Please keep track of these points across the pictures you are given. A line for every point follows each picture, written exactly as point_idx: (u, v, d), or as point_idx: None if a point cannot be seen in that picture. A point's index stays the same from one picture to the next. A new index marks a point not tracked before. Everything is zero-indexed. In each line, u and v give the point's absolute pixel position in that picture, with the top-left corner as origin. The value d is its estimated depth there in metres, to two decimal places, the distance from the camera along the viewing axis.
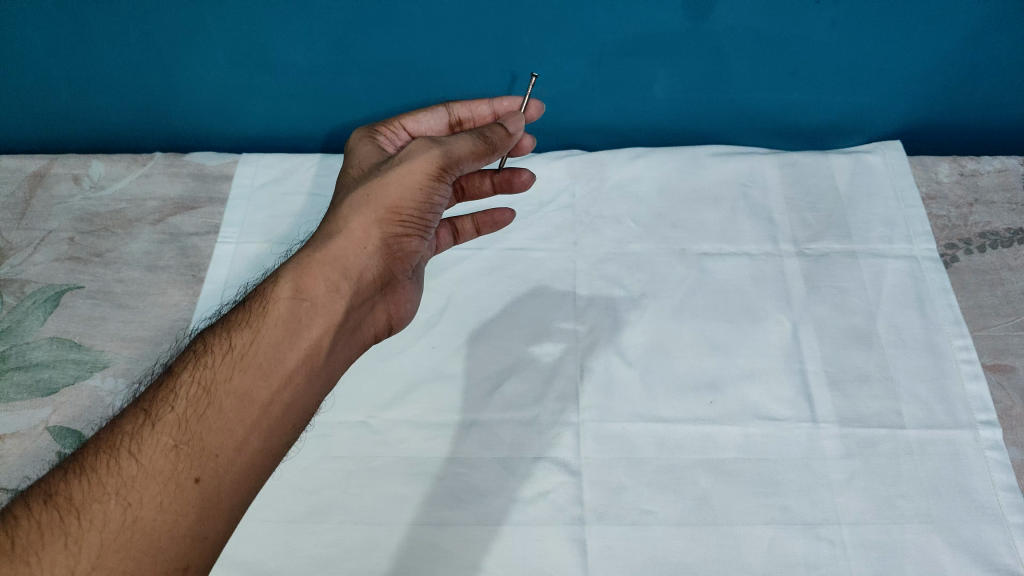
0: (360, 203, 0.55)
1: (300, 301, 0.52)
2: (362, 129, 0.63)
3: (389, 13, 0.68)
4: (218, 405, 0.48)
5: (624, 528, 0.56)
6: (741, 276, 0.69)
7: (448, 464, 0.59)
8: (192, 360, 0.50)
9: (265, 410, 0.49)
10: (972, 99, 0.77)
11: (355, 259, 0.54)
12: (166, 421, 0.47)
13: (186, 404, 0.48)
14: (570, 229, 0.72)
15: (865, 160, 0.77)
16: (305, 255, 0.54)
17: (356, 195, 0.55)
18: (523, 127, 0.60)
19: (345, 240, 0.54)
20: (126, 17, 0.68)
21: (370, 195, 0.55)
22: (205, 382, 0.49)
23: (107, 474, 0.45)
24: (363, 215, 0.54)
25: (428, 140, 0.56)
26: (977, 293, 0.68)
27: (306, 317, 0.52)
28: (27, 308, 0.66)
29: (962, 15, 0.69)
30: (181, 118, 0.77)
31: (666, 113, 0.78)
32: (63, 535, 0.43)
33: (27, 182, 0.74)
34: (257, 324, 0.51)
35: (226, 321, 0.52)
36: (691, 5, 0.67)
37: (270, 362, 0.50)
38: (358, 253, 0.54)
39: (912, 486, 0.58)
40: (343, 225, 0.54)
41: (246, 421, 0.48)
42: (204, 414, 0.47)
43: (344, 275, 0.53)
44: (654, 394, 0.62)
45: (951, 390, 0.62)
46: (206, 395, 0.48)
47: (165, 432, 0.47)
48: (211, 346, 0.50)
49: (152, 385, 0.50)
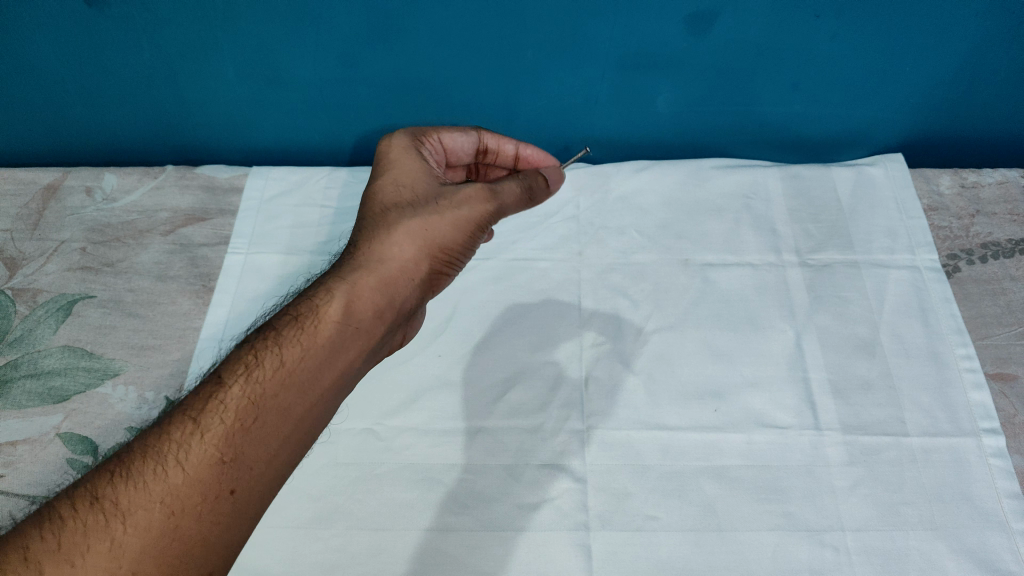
0: (413, 233, 0.56)
1: (347, 325, 0.52)
2: (405, 135, 0.63)
3: (396, 29, 0.69)
4: (263, 422, 0.48)
5: (629, 534, 0.56)
6: (744, 286, 0.70)
7: (453, 471, 0.59)
8: (238, 369, 0.49)
9: (302, 428, 0.49)
10: (972, 112, 0.78)
11: (401, 286, 0.55)
12: (214, 431, 0.46)
13: (233, 414, 0.47)
14: (575, 240, 0.73)
15: (866, 173, 0.78)
16: (356, 276, 0.54)
17: (411, 224, 0.56)
18: (559, 181, 0.67)
19: (396, 268, 0.55)
20: (140, 34, 0.69)
21: (424, 228, 0.56)
22: (253, 395, 0.48)
23: (153, 480, 0.44)
24: (413, 244, 0.56)
25: (484, 187, 0.59)
26: (979, 303, 0.69)
27: (349, 342, 0.52)
28: (39, 317, 0.67)
29: (963, 29, 0.70)
30: (192, 132, 0.79)
31: (670, 126, 0.79)
32: (107, 539, 0.42)
33: (41, 194, 0.76)
34: (307, 341, 0.50)
35: (273, 331, 0.51)
36: (692, 21, 0.69)
37: (313, 382, 0.50)
38: (404, 281, 0.55)
39: (915, 494, 0.58)
40: (394, 252, 0.55)
41: (284, 437, 0.48)
42: (250, 429, 0.47)
43: (390, 305, 0.55)
44: (658, 402, 0.63)
45: (955, 399, 0.63)
46: (253, 409, 0.48)
47: (213, 442, 0.46)
48: (261, 359, 0.50)
49: (198, 390, 0.49)
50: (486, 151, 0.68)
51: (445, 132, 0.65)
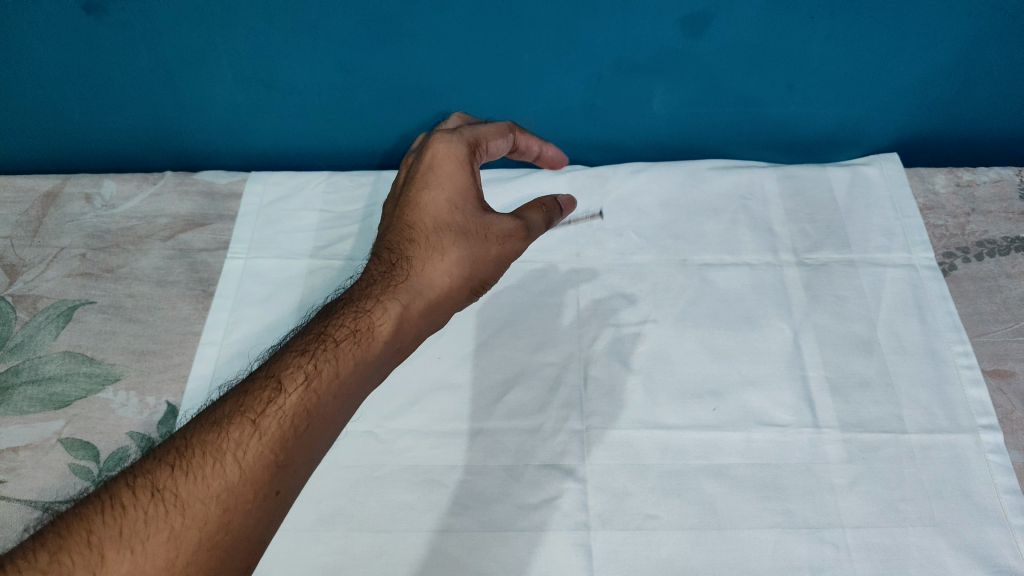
0: (465, 261, 0.57)
1: (396, 346, 0.54)
2: (459, 142, 0.60)
3: (393, 33, 0.69)
4: (314, 431, 0.48)
5: (629, 533, 0.56)
6: (742, 285, 0.70)
7: (454, 472, 0.59)
8: (293, 371, 0.49)
9: (338, 436, 0.50)
10: (967, 111, 0.78)
11: (440, 310, 0.57)
12: (271, 431, 0.46)
13: (289, 419, 0.47)
14: (573, 242, 0.74)
15: (862, 173, 0.78)
16: (411, 296, 0.55)
17: (466, 252, 0.58)
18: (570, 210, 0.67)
19: (443, 295, 0.57)
20: (138, 40, 0.70)
21: (474, 257, 0.58)
22: (308, 401, 0.48)
23: (212, 474, 0.44)
24: (460, 276, 0.57)
25: (527, 226, 0.61)
26: (975, 300, 0.69)
27: (392, 361, 0.54)
28: (40, 323, 0.67)
29: (956, 28, 0.70)
30: (191, 137, 0.79)
31: (667, 128, 0.80)
32: (166, 528, 0.42)
33: (40, 201, 0.76)
34: (360, 355, 0.51)
35: (330, 339, 0.51)
36: (688, 22, 0.69)
37: (358, 395, 0.51)
38: (444, 306, 0.57)
39: (914, 490, 0.58)
40: (445, 280, 0.57)
41: (324, 444, 0.49)
42: (303, 437, 0.47)
43: (429, 329, 0.57)
44: (657, 402, 0.63)
45: (952, 395, 0.63)
46: (307, 416, 0.48)
47: (270, 443, 0.46)
48: (318, 365, 0.50)
49: (253, 388, 0.48)
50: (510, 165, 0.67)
51: (492, 137, 0.63)
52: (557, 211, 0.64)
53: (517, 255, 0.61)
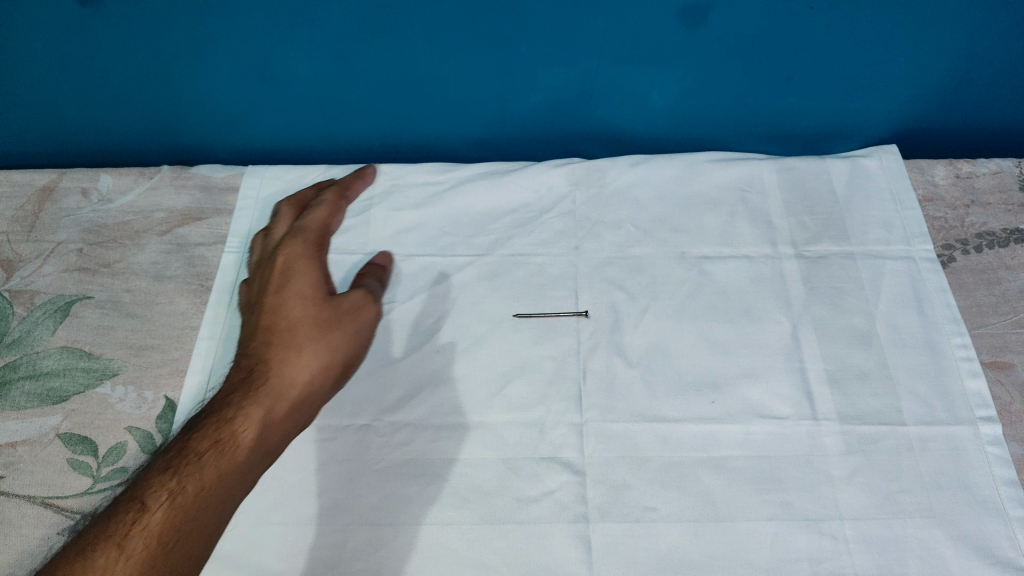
0: (323, 353, 0.57)
1: (264, 444, 0.53)
2: (303, 244, 0.62)
3: (390, 25, 0.69)
4: (185, 544, 0.48)
5: (628, 525, 0.56)
6: (741, 278, 0.70)
7: (453, 465, 0.59)
8: (156, 492, 0.49)
9: (216, 542, 0.50)
10: (966, 102, 0.78)
11: (309, 408, 0.56)
12: (138, 552, 0.46)
13: (155, 538, 0.47)
14: (572, 235, 0.73)
15: (861, 164, 0.78)
16: (275, 400, 0.54)
17: (325, 344, 0.57)
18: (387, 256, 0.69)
19: (310, 389, 0.56)
20: (133, 32, 0.69)
21: (335, 345, 0.57)
22: (177, 516, 0.48)
23: None
24: (324, 370, 0.56)
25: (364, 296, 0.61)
26: (974, 292, 0.69)
27: (267, 457, 0.53)
28: (37, 318, 0.67)
29: (955, 18, 0.70)
30: (187, 131, 0.79)
31: (665, 120, 0.79)
32: None
33: (36, 196, 0.76)
34: (223, 463, 0.51)
35: (190, 454, 0.50)
36: (686, 13, 0.69)
37: (233, 496, 0.51)
38: (310, 401, 0.56)
39: (912, 482, 0.58)
40: (310, 377, 0.56)
41: (203, 553, 0.48)
42: (172, 552, 0.47)
43: (301, 421, 0.56)
44: (656, 394, 0.63)
45: (951, 387, 0.63)
46: (173, 533, 0.47)
47: (133, 565, 0.46)
48: (183, 478, 0.49)
49: (110, 518, 0.48)
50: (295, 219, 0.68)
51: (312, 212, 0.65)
52: (383, 268, 0.68)
53: (370, 330, 0.60)
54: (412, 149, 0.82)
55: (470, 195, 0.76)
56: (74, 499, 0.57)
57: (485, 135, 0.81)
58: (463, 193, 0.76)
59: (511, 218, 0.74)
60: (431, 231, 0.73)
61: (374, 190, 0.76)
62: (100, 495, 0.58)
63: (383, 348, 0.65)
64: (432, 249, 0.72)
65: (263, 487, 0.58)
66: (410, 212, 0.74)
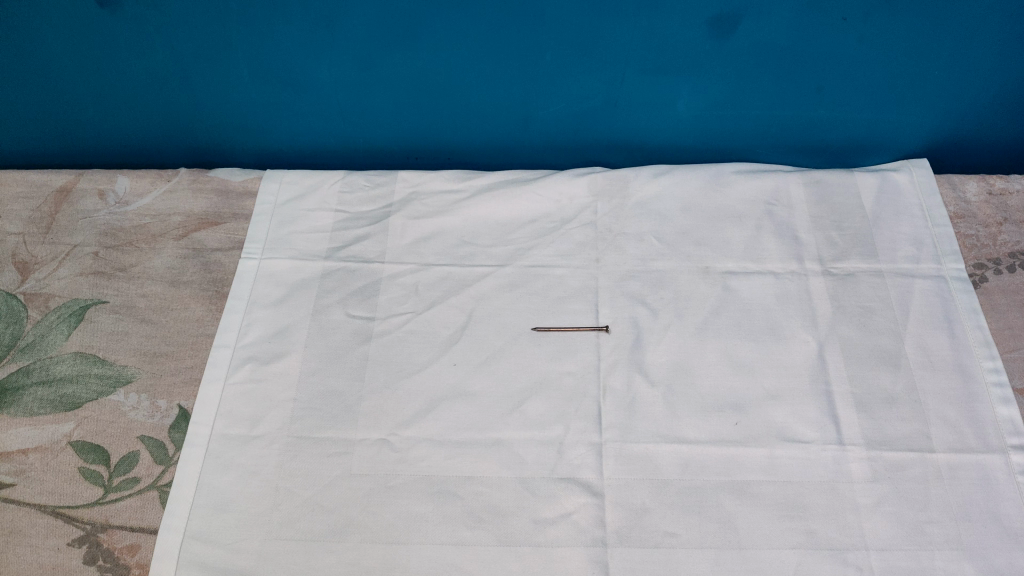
0: (55, 446, 0.60)
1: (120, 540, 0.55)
2: (25, 337, 0.65)
3: (412, 30, 0.68)
4: None
5: (648, 551, 0.55)
6: (766, 294, 0.68)
7: (468, 483, 0.58)
8: None
9: None
10: (999, 115, 0.76)
11: (89, 485, 0.58)
12: None
13: None
14: (592, 247, 0.71)
15: (890, 178, 0.76)
16: (26, 492, 0.57)
17: (58, 438, 0.60)
18: (154, 262, 0.71)
19: (53, 472, 0.58)
20: (154, 35, 0.68)
21: (63, 436, 0.60)
22: None
23: None
24: (55, 457, 0.59)
25: (85, 359, 0.64)
26: (1008, 314, 0.67)
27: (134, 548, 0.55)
28: (51, 322, 0.66)
29: (991, 30, 0.68)
30: (205, 133, 0.78)
31: (689, 130, 0.78)
32: None
33: (53, 197, 0.75)
34: None
35: None
36: (715, 23, 0.67)
37: None
38: (87, 480, 0.58)
39: (941, 512, 0.57)
40: (50, 466, 0.59)
41: None
42: None
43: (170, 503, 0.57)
44: (678, 415, 0.61)
45: (981, 413, 0.61)
46: None
47: None
48: None
49: None
50: (65, 281, 0.69)
51: (52, 297, 0.68)
52: (113, 285, 0.69)
53: (106, 394, 0.62)
54: (432, 156, 0.81)
55: (490, 203, 0.74)
56: (85, 509, 0.57)
57: (507, 143, 0.79)
58: (483, 202, 0.74)
59: (531, 228, 0.73)
60: (450, 240, 0.72)
61: (394, 197, 0.75)
62: (111, 506, 0.57)
63: (399, 360, 0.64)
64: (450, 259, 0.71)
65: (276, 501, 0.57)
66: (429, 220, 0.73)
